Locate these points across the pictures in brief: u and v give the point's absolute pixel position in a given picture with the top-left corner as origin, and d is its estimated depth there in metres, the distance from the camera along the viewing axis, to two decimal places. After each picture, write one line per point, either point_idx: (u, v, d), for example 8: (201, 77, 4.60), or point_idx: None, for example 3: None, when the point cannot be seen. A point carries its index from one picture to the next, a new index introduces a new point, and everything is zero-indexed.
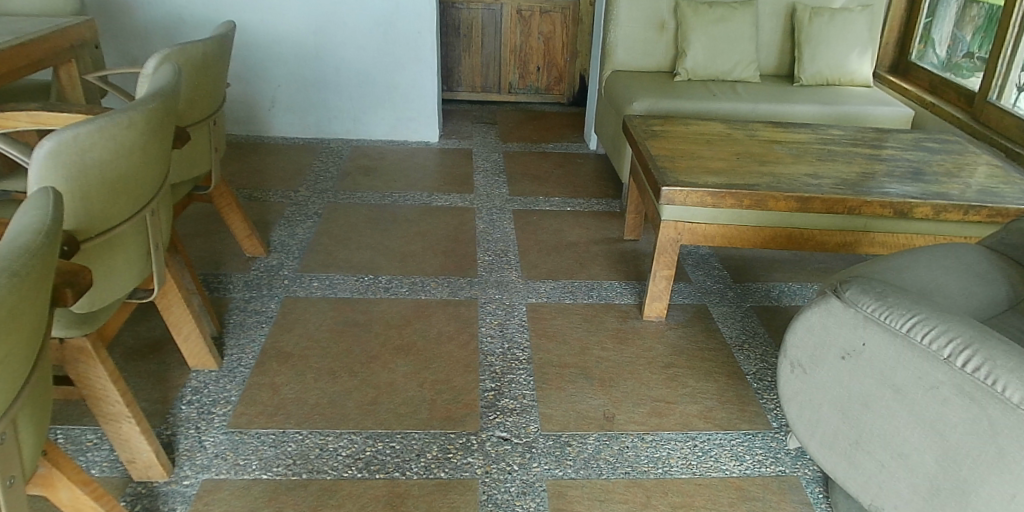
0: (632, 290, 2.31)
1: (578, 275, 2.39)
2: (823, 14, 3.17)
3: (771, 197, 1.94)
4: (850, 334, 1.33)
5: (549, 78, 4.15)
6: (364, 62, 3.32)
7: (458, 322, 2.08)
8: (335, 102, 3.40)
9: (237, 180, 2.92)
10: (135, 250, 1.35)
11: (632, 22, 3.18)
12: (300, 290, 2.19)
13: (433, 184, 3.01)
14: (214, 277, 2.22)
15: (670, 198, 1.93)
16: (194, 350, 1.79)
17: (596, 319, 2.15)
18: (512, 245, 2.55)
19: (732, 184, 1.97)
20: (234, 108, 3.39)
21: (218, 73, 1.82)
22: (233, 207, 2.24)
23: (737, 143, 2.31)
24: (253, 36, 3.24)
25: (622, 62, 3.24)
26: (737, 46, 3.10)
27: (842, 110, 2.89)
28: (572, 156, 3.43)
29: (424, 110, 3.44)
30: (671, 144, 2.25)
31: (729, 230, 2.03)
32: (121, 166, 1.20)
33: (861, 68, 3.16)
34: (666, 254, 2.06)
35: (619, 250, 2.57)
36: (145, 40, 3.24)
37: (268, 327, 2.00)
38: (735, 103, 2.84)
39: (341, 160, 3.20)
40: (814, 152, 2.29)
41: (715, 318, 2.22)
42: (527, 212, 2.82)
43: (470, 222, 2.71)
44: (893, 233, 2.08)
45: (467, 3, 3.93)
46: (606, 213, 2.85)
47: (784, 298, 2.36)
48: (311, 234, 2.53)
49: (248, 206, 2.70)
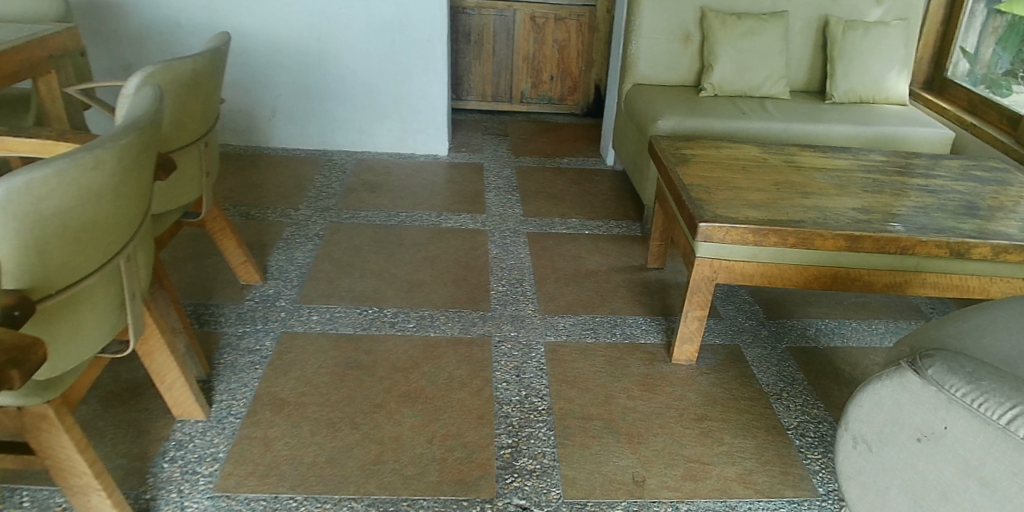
0: (657, 328, 2.13)
1: (598, 309, 2.21)
2: (856, 28, 2.99)
3: (819, 235, 1.76)
4: (930, 417, 1.14)
5: (562, 87, 3.97)
6: (370, 71, 3.14)
7: (470, 364, 1.90)
8: (339, 112, 3.22)
9: (234, 196, 2.74)
10: (106, 302, 1.17)
11: (655, 33, 3.00)
12: (298, 325, 2.01)
13: (442, 203, 2.84)
14: (205, 309, 2.06)
15: (706, 234, 1.75)
16: (179, 399, 1.63)
17: (620, 362, 1.97)
18: (527, 273, 2.38)
19: (775, 220, 1.79)
20: (233, 118, 3.21)
21: (210, 91, 1.66)
22: (227, 231, 2.08)
23: (775, 170, 2.13)
24: (253, 41, 3.06)
25: (644, 75, 3.06)
26: (767, 60, 2.91)
27: (879, 131, 2.71)
28: (589, 172, 3.25)
29: (433, 121, 3.26)
30: (704, 171, 2.06)
31: (770, 269, 1.85)
32: (89, 212, 1.02)
33: (897, 85, 2.97)
34: (700, 293, 1.88)
35: (642, 280, 2.39)
36: (138, 44, 3.06)
37: (262, 369, 1.83)
38: (766, 122, 2.66)
39: (345, 175, 3.03)
40: (858, 182, 2.11)
41: (749, 361, 2.03)
42: (543, 236, 2.64)
43: (481, 246, 2.53)
44: (947, 274, 1.89)
45: (478, 9, 3.74)
46: (627, 237, 2.67)
47: (822, 338, 2.19)
48: (311, 259, 2.35)
49: (244, 226, 2.52)
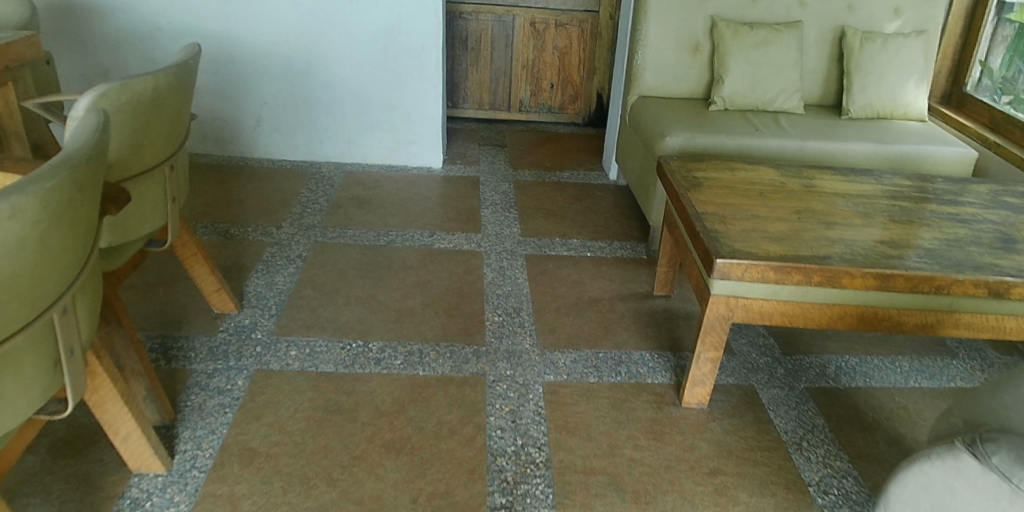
0: (665, 366, 1.97)
1: (601, 343, 2.04)
2: (874, 40, 2.83)
3: (847, 273, 1.60)
4: (989, 507, 0.98)
5: (563, 96, 3.80)
6: (361, 80, 2.98)
7: (461, 408, 1.73)
8: (328, 122, 3.05)
9: (213, 213, 2.58)
10: (32, 364, 1.03)
11: (663, 43, 2.84)
12: (274, 362, 1.84)
13: (435, 220, 2.67)
14: (174, 341, 1.90)
15: (724, 271, 1.59)
16: (136, 452, 1.46)
17: (625, 405, 1.80)
18: (525, 301, 2.21)
19: (798, 255, 1.63)
20: (215, 127, 3.04)
21: (176, 110, 1.53)
22: (199, 257, 1.92)
23: (794, 195, 1.97)
24: (237, 47, 2.89)
25: (650, 87, 2.89)
26: (780, 73, 2.75)
27: (899, 150, 2.55)
28: (591, 187, 3.08)
29: (427, 133, 3.10)
30: (719, 198, 1.90)
31: (792, 308, 1.69)
32: (7, 267, 0.88)
33: (916, 100, 2.81)
34: (714, 333, 1.72)
35: (648, 309, 2.23)
36: (115, 50, 2.88)
37: (232, 414, 1.67)
38: (780, 139, 2.50)
39: (333, 189, 2.86)
40: (883, 210, 1.95)
41: (765, 404, 1.87)
42: (542, 258, 2.47)
43: (476, 270, 2.36)
44: (983, 314, 1.73)
45: (476, 14, 3.57)
46: (632, 261, 2.51)
47: (843, 377, 2.03)
48: (292, 284, 2.18)
49: (222, 246, 2.35)
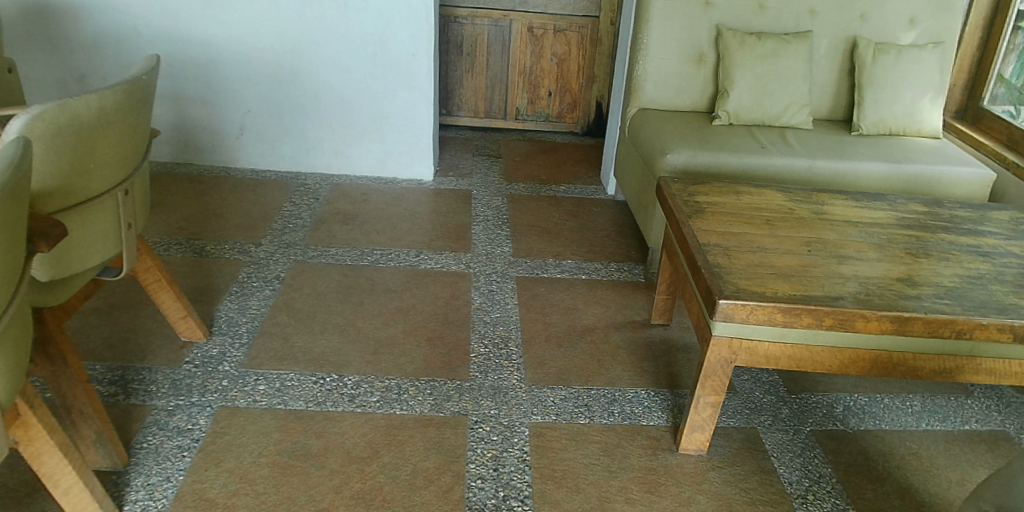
0: (662, 405, 1.84)
1: (594, 379, 1.91)
2: (888, 52, 2.68)
3: (861, 316, 1.47)
4: None
5: (561, 104, 3.67)
6: (348, 87, 2.84)
7: (439, 454, 1.60)
8: (314, 131, 2.92)
9: (189, 228, 2.45)
10: None
11: (665, 53, 2.70)
12: (241, 398, 1.72)
13: (423, 238, 2.54)
14: (135, 374, 1.77)
15: (727, 313, 1.45)
16: (79, 506, 1.33)
17: (618, 452, 1.67)
18: (514, 330, 2.08)
19: (808, 295, 1.49)
20: (197, 136, 2.91)
21: (130, 130, 1.39)
22: (163, 283, 1.78)
23: (802, 224, 1.83)
24: (219, 50, 2.76)
25: (652, 99, 2.75)
26: (789, 86, 2.60)
27: (914, 171, 2.41)
28: (588, 203, 2.95)
29: (417, 143, 2.96)
30: (722, 226, 1.76)
31: (800, 351, 1.56)
32: None
33: (931, 117, 2.67)
34: (715, 377, 1.59)
35: (645, 340, 2.10)
36: (92, 54, 2.75)
37: (191, 458, 1.54)
38: (788, 158, 2.35)
39: (317, 203, 2.73)
40: (898, 241, 1.81)
41: (769, 451, 1.74)
42: (534, 281, 2.34)
43: (463, 294, 2.23)
44: (1006, 359, 1.59)
45: (472, 18, 3.44)
46: (629, 285, 2.37)
47: (851, 419, 1.90)
48: (266, 309, 2.06)
49: (195, 266, 2.23)
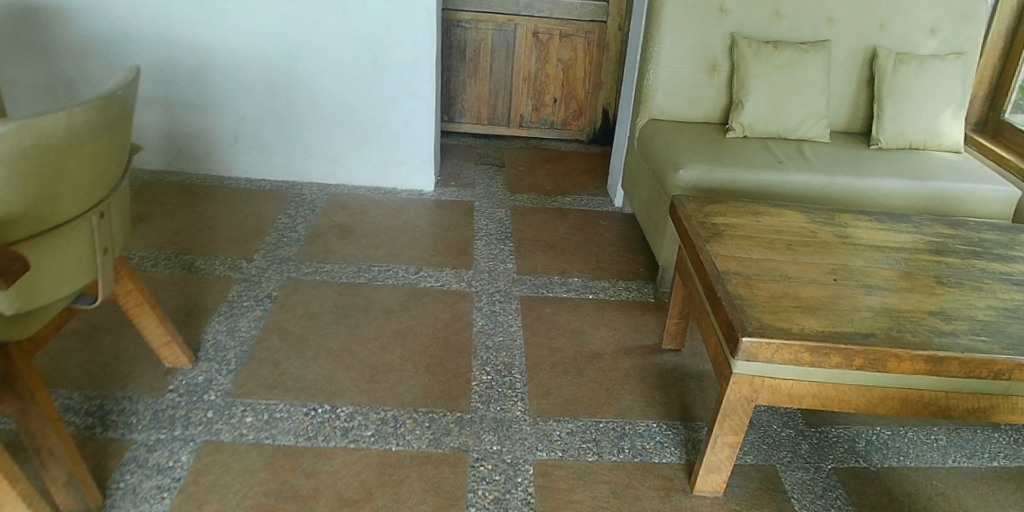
0: (674, 440, 1.73)
1: (602, 410, 1.80)
2: (909, 62, 2.57)
3: (894, 356, 1.37)
4: None
5: (566, 111, 3.56)
6: (346, 94, 2.73)
7: (437, 496, 1.49)
8: (310, 139, 2.81)
9: (179, 242, 2.34)
10: None
11: (677, 62, 2.59)
12: (227, 432, 1.61)
13: (423, 254, 2.43)
14: (115, 404, 1.67)
15: (750, 352, 1.35)
16: None
17: (628, 493, 1.56)
18: (517, 355, 1.97)
19: (837, 332, 1.39)
20: (190, 144, 2.80)
21: (105, 149, 1.28)
22: (145, 307, 1.67)
23: (826, 249, 1.72)
24: (212, 55, 2.65)
25: (663, 109, 2.64)
26: (806, 98, 2.49)
27: (937, 188, 2.30)
28: (594, 216, 2.84)
29: (418, 152, 2.85)
30: (741, 252, 1.65)
31: (826, 391, 1.45)
32: None
33: (953, 131, 2.55)
34: (734, 416, 1.48)
35: (656, 366, 1.99)
36: (81, 58, 2.64)
37: (170, 499, 1.43)
38: (806, 174, 2.24)
39: (313, 215, 2.62)
40: (928, 268, 1.70)
41: (789, 493, 1.63)
42: (538, 301, 2.23)
43: (464, 315, 2.12)
44: None
45: (475, 22, 3.33)
46: (638, 305, 2.26)
47: (874, 456, 1.79)
48: (256, 331, 1.95)
49: (184, 284, 2.12)
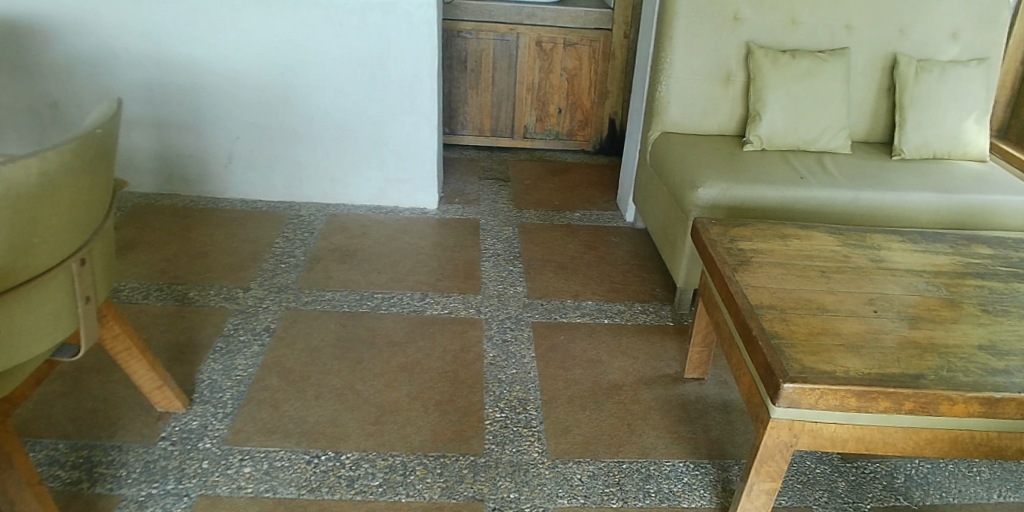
0: (704, 482, 1.62)
1: (625, 449, 1.69)
2: (932, 70, 2.46)
3: (948, 399, 1.26)
4: None
5: (572, 121, 3.45)
6: (345, 111, 2.63)
7: None
8: (308, 158, 2.70)
9: (172, 271, 2.23)
10: None
11: (691, 73, 2.48)
12: (224, 484, 1.50)
13: (428, 278, 2.32)
14: (103, 455, 1.55)
15: (793, 398, 1.24)
16: None
17: None
18: (531, 388, 1.87)
19: (884, 373, 1.28)
20: (183, 165, 2.69)
21: (83, 193, 1.17)
22: (134, 352, 1.56)
23: (861, 276, 1.61)
24: (204, 74, 2.54)
25: (676, 122, 2.53)
26: (826, 109, 2.38)
27: (967, 201, 2.19)
28: (605, 232, 2.73)
29: (421, 170, 2.74)
30: (773, 282, 1.54)
31: (873, 435, 1.34)
32: None
33: (979, 139, 2.45)
34: (772, 463, 1.37)
35: (678, 398, 1.88)
36: (67, 80, 2.53)
37: None
38: (830, 190, 2.14)
39: (312, 238, 2.51)
40: (971, 294, 1.58)
41: None
42: (551, 328, 2.12)
43: (474, 345, 2.01)
44: None
45: (477, 33, 3.22)
46: (656, 330, 2.15)
47: (915, 493, 1.68)
48: (253, 370, 1.84)
49: (177, 318, 2.01)
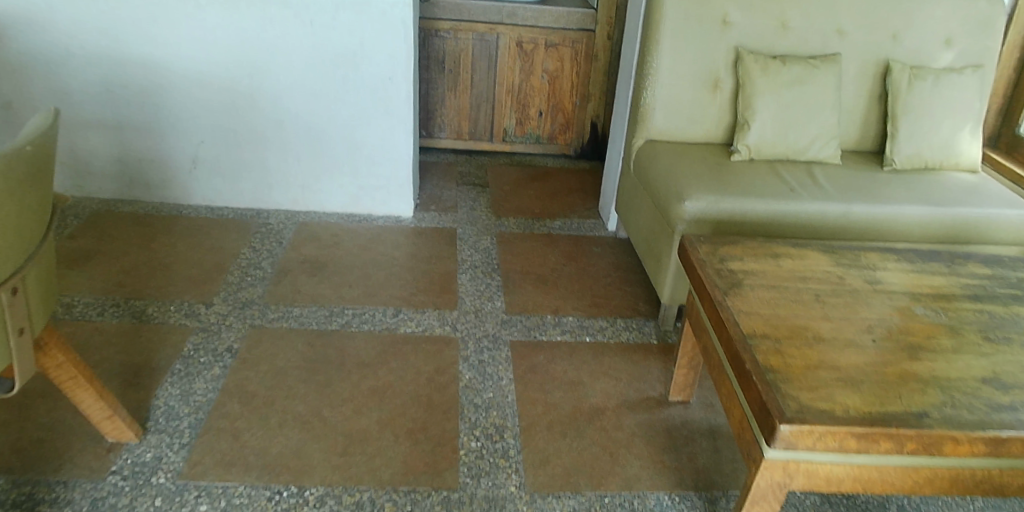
0: None
1: (607, 480, 1.60)
2: (924, 78, 2.39)
3: (952, 439, 1.18)
4: None
5: (553, 125, 3.35)
6: (316, 114, 2.50)
7: None
8: (277, 163, 2.57)
9: (129, 285, 2.10)
10: None
11: (677, 79, 2.39)
12: None
13: (402, 292, 2.21)
14: (46, 493, 1.43)
15: (789, 441, 1.15)
16: None
17: None
18: (509, 414, 1.77)
19: (885, 412, 1.20)
20: (144, 170, 2.55)
21: (10, 216, 1.04)
22: (80, 381, 1.43)
23: (856, 300, 1.53)
24: (165, 75, 2.40)
25: (662, 129, 2.44)
26: (816, 118, 2.31)
27: (960, 215, 2.13)
28: (586, 242, 2.64)
29: (396, 177, 2.63)
30: (765, 307, 1.45)
31: (871, 475, 1.26)
32: None
33: (971, 150, 2.39)
34: (764, 503, 1.29)
35: (663, 423, 1.79)
36: (18, 79, 2.38)
37: None
38: (821, 203, 2.06)
39: (281, 248, 2.39)
40: (971, 320, 1.51)
41: None
42: (530, 346, 2.03)
43: (449, 365, 1.91)
44: None
45: (455, 32, 3.11)
46: (639, 348, 2.07)
47: None
48: (213, 395, 1.72)
49: (133, 337, 1.89)
